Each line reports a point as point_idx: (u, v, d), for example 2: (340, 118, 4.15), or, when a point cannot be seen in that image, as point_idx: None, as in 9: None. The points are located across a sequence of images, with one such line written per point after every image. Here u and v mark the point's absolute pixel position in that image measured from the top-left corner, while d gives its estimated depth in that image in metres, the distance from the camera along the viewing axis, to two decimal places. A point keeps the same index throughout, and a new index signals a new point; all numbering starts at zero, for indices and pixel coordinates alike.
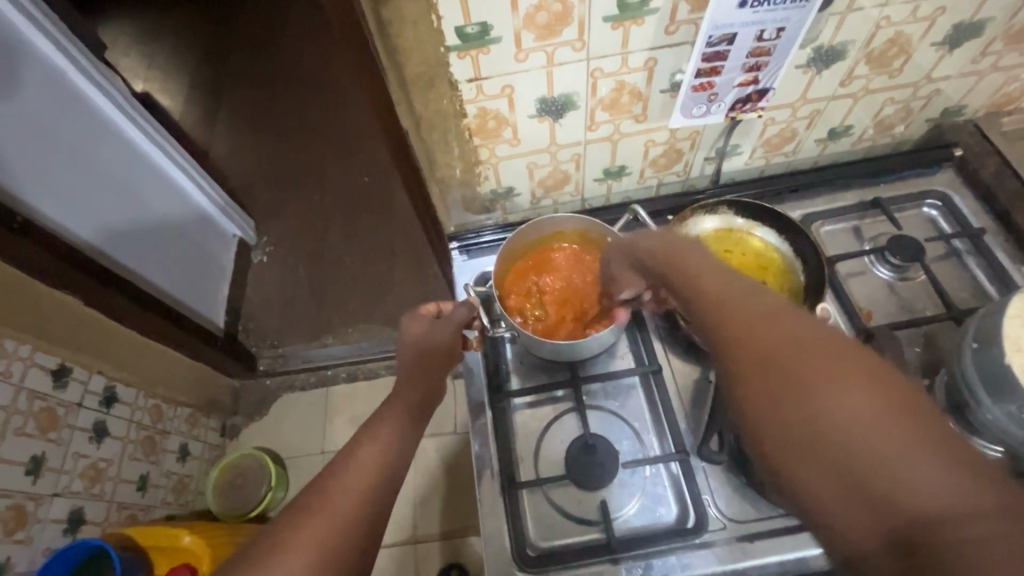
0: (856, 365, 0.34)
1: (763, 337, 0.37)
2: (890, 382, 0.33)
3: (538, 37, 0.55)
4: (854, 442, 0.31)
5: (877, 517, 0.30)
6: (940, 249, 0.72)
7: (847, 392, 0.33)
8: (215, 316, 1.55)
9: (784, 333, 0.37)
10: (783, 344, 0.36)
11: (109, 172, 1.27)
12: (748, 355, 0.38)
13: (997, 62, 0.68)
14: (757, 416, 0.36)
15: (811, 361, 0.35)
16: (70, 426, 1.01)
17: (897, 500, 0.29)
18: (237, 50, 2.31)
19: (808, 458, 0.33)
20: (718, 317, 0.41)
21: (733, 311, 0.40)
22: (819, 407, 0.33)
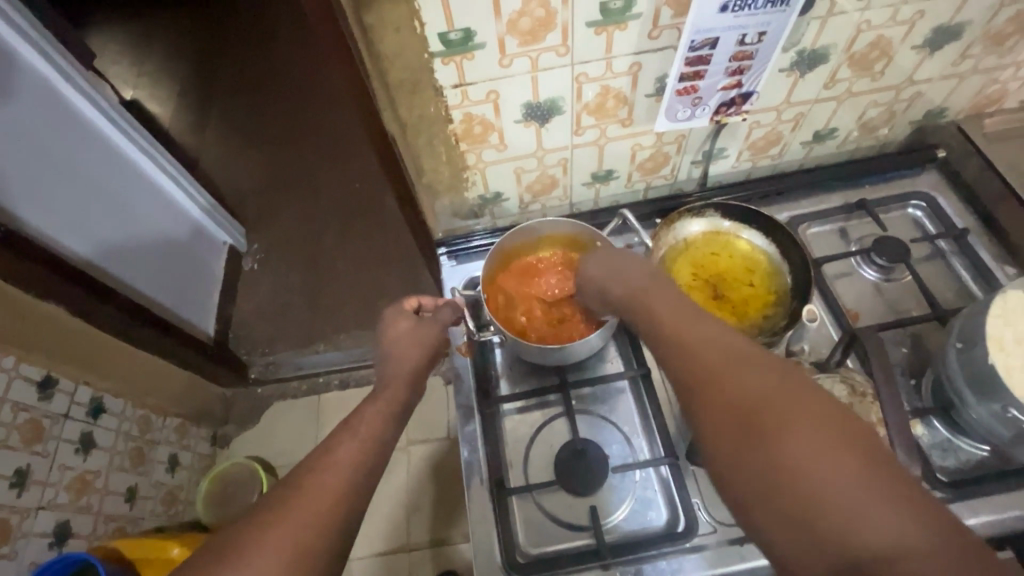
0: (808, 403, 0.36)
1: (728, 376, 0.40)
2: (844, 423, 0.35)
3: (521, 43, 0.55)
4: (807, 480, 0.33)
5: (825, 553, 0.32)
6: (926, 249, 0.73)
7: (798, 428, 0.35)
8: (206, 324, 1.54)
9: (743, 373, 0.39)
10: (746, 383, 0.39)
11: (98, 181, 1.26)
12: (712, 395, 0.40)
13: (977, 65, 0.68)
14: (719, 454, 0.38)
15: (770, 401, 0.37)
16: (56, 438, 0.99)
17: (842, 536, 0.31)
18: (227, 57, 2.30)
19: (764, 496, 0.35)
20: (686, 355, 0.43)
21: (702, 350, 0.42)
22: (778, 447, 0.35)
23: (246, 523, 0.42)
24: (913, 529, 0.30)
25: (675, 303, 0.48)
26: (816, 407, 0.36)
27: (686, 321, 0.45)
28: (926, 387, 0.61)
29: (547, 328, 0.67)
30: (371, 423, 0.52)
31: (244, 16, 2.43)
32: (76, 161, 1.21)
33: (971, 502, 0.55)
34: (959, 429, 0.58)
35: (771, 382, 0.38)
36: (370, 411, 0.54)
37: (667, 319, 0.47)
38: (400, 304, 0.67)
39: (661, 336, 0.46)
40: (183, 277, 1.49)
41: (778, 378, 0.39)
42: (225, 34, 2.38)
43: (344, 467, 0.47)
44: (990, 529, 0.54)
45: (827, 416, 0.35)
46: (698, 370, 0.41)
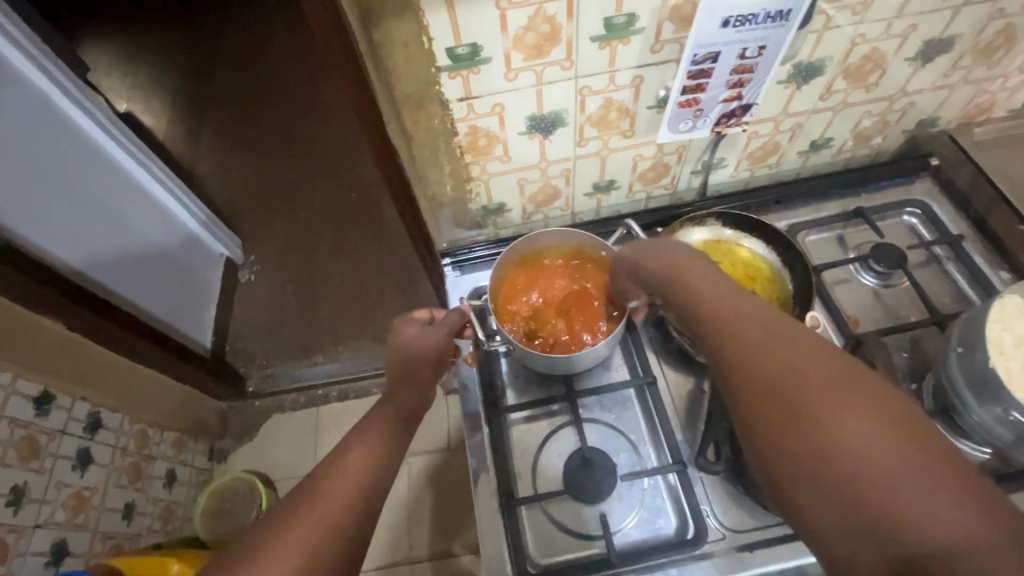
0: (864, 389, 0.35)
1: (773, 360, 0.38)
2: (900, 410, 0.34)
3: (527, 57, 0.56)
4: (861, 473, 0.32)
5: (878, 547, 0.31)
6: (922, 256, 0.74)
7: (852, 414, 0.34)
8: (202, 337, 1.53)
9: (792, 355, 0.38)
10: (793, 367, 0.37)
11: (93, 194, 1.25)
12: (757, 379, 0.38)
13: (966, 76, 0.71)
14: (764, 440, 0.37)
15: (822, 387, 0.36)
16: (53, 455, 0.98)
17: (899, 529, 0.31)
18: (222, 68, 2.31)
19: (814, 486, 0.34)
20: (726, 337, 0.41)
21: (744, 333, 0.40)
22: (827, 436, 0.34)
23: (260, 537, 0.41)
24: (974, 523, 0.29)
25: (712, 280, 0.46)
26: (870, 394, 0.35)
27: (724, 301, 0.44)
28: (927, 391, 0.62)
29: (557, 330, 0.67)
30: (382, 433, 0.52)
31: (238, 29, 2.44)
32: (71, 174, 1.20)
33: None
34: (962, 432, 0.58)
35: (821, 366, 0.37)
36: (380, 418, 0.54)
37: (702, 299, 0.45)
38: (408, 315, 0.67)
39: (697, 314, 0.44)
40: (178, 289, 1.47)
41: (828, 362, 0.37)
42: (220, 46, 2.38)
43: (356, 478, 0.47)
44: None
45: (880, 404, 0.34)
46: (740, 353, 0.40)
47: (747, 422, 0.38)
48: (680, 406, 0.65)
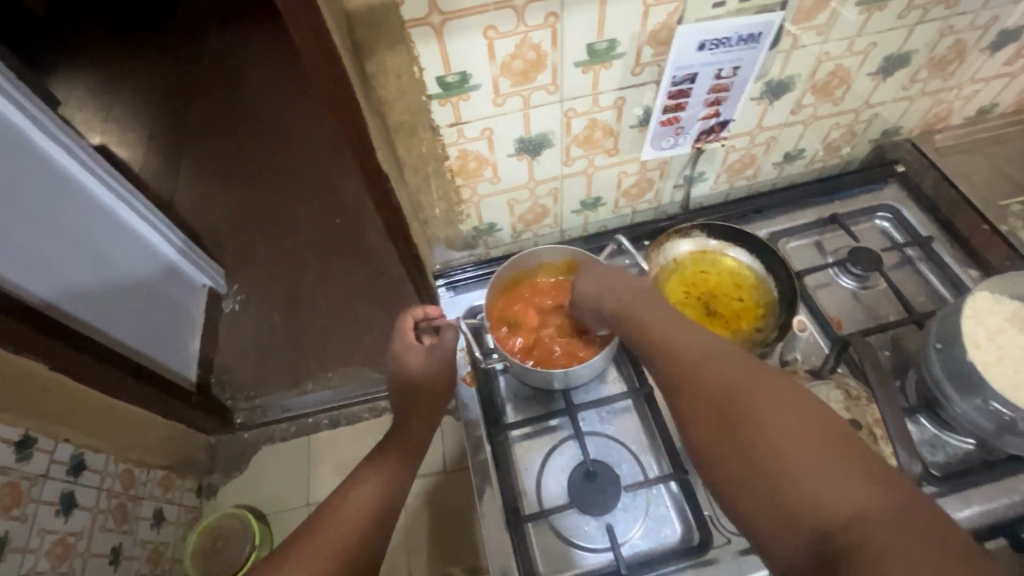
0: (788, 403, 0.41)
1: (711, 380, 0.45)
2: (814, 416, 0.40)
3: (514, 82, 0.58)
4: (787, 476, 0.38)
5: (803, 536, 0.36)
6: (896, 258, 0.78)
7: (778, 423, 0.40)
8: (187, 371, 1.50)
9: (730, 377, 0.45)
10: (728, 383, 0.44)
11: (72, 229, 1.23)
12: (697, 397, 0.45)
13: (924, 88, 0.75)
14: (703, 446, 0.43)
15: (754, 402, 0.42)
16: (35, 501, 0.94)
17: (819, 518, 0.36)
18: (199, 99, 2.30)
19: (749, 489, 0.40)
20: (676, 360, 0.48)
21: (690, 357, 0.48)
22: (755, 439, 0.40)
23: None
24: (875, 505, 0.35)
25: (670, 316, 0.54)
26: (790, 404, 0.41)
27: (678, 331, 0.51)
28: (911, 387, 0.65)
29: (551, 347, 0.69)
30: (374, 491, 0.56)
31: (215, 59, 2.44)
32: (49, 210, 1.18)
33: (962, 494, 0.58)
34: (947, 426, 0.61)
35: (751, 381, 0.44)
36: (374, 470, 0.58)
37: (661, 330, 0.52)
38: (404, 334, 0.67)
39: (655, 346, 0.51)
40: (160, 322, 1.45)
41: (755, 377, 0.44)
42: (197, 78, 2.38)
43: None
44: (983, 520, 0.57)
45: (803, 417, 0.40)
46: (684, 378, 0.47)
47: (693, 442, 0.44)
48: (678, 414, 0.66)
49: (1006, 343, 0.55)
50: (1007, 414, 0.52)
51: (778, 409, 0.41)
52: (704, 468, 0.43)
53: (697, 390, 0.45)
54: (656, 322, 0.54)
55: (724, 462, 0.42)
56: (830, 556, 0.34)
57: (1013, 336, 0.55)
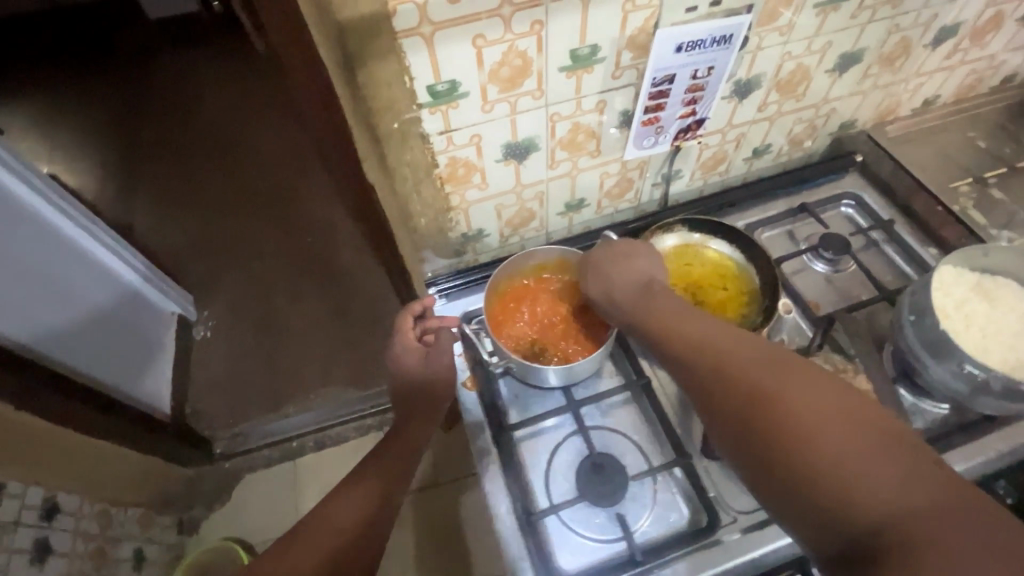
0: (827, 403, 0.42)
1: (748, 381, 0.46)
2: (856, 415, 0.41)
3: (501, 89, 0.59)
4: (827, 475, 0.39)
5: (846, 532, 0.38)
6: (862, 241, 0.83)
7: (819, 423, 0.41)
8: (161, 403, 1.44)
9: (766, 378, 0.46)
10: (765, 387, 0.45)
11: (30, 262, 1.17)
12: (735, 398, 0.46)
13: (875, 83, 0.81)
14: (746, 444, 0.45)
15: (792, 403, 0.43)
16: (6, 550, 0.88)
17: (863, 517, 0.37)
18: (153, 122, 2.23)
19: (791, 488, 0.41)
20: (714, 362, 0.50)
21: (729, 357, 0.49)
22: (801, 437, 0.41)
23: None
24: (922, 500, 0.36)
25: (701, 317, 0.55)
26: (834, 404, 0.42)
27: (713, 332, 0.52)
28: (889, 358, 0.69)
29: (552, 343, 0.69)
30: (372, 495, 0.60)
31: (169, 82, 2.36)
32: (7, 244, 1.12)
33: (942, 456, 0.62)
34: (922, 393, 0.65)
35: (793, 380, 0.45)
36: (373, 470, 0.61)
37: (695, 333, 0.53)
38: (404, 335, 0.69)
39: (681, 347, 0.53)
40: (128, 352, 1.38)
41: (799, 378, 0.45)
42: (151, 102, 2.30)
43: None
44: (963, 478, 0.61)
45: (844, 416, 0.41)
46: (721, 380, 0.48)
47: (733, 441, 0.46)
48: (675, 401, 0.68)
49: (971, 311, 0.59)
50: (979, 375, 0.56)
51: (819, 411, 0.42)
52: (747, 465, 0.45)
53: (736, 389, 0.47)
54: (688, 324, 0.55)
55: (768, 460, 0.43)
56: (878, 552, 0.36)
57: (976, 304, 0.60)
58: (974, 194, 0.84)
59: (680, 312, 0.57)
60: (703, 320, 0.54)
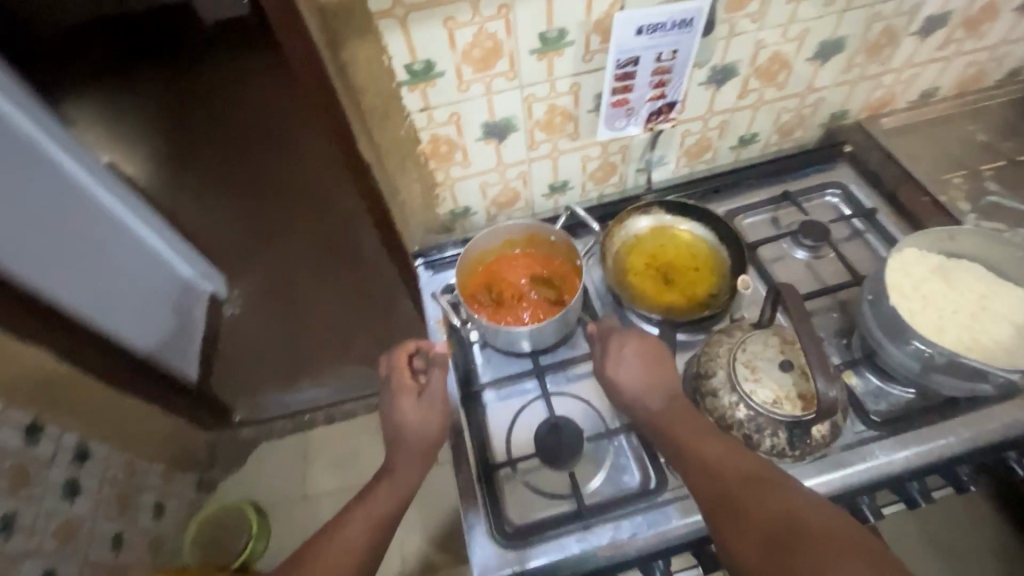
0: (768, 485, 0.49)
1: (711, 463, 0.52)
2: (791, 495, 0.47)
3: (475, 70, 0.64)
4: (778, 542, 0.44)
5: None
6: (845, 230, 0.83)
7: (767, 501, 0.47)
8: (189, 370, 1.55)
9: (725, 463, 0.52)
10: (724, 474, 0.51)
11: (81, 235, 1.30)
12: (705, 480, 0.51)
13: (864, 73, 0.81)
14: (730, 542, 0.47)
15: (740, 484, 0.49)
16: (42, 484, 1.00)
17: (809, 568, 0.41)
18: (203, 112, 2.39)
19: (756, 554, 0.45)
20: (704, 499, 0.51)
21: (716, 493, 0.50)
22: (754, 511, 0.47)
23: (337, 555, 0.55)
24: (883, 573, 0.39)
25: (677, 431, 0.56)
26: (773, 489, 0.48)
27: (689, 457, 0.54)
28: (854, 343, 0.70)
29: (524, 307, 0.73)
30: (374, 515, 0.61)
31: (218, 78, 2.52)
32: (53, 211, 1.24)
33: (900, 437, 0.62)
34: (889, 377, 0.65)
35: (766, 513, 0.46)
36: (350, 524, 0.61)
37: (678, 457, 0.55)
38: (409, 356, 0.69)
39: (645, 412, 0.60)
40: (164, 325, 1.50)
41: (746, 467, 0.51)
42: (202, 93, 2.46)
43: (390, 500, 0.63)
44: (921, 460, 0.61)
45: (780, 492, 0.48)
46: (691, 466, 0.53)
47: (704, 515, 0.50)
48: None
49: (928, 291, 0.61)
50: (926, 351, 0.57)
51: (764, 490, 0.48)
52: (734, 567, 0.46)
53: (746, 533, 0.46)
54: (673, 451, 0.56)
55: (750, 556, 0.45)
56: None
57: (933, 285, 0.61)
58: (963, 186, 0.85)
59: (663, 425, 0.58)
60: (679, 436, 0.56)
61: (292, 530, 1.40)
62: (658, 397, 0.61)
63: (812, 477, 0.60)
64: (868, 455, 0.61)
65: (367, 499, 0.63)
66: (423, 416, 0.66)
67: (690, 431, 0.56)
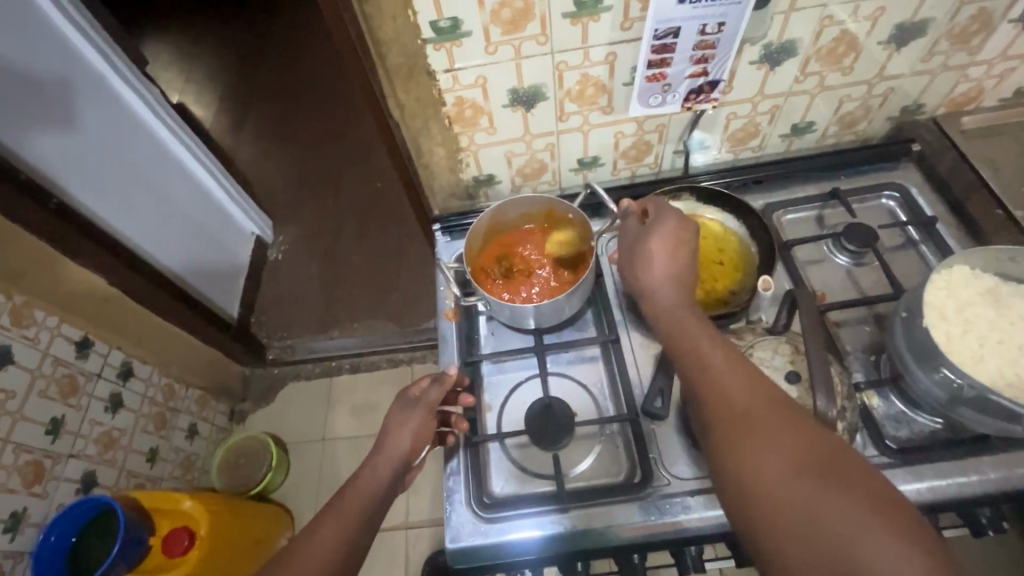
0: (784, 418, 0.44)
1: (723, 389, 0.47)
2: (809, 432, 0.43)
3: (504, 31, 0.61)
4: (782, 482, 0.40)
5: (797, 529, 0.38)
6: (897, 238, 0.76)
7: (778, 436, 0.43)
8: (230, 307, 1.64)
9: (742, 391, 0.46)
10: (738, 401, 0.46)
11: (140, 168, 1.37)
12: (717, 404, 0.47)
13: (947, 62, 0.72)
14: (732, 472, 0.44)
15: (753, 413, 0.45)
16: (89, 394, 1.09)
17: (816, 517, 0.38)
18: (266, 58, 2.43)
19: (759, 489, 0.41)
20: (712, 420, 0.46)
21: (726, 418, 0.45)
22: (765, 444, 0.43)
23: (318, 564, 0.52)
24: (897, 531, 0.36)
25: (697, 344, 0.51)
26: (791, 426, 0.43)
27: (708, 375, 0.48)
28: (884, 362, 0.64)
29: (531, 283, 0.72)
30: (359, 498, 0.57)
31: (284, 25, 2.55)
32: (116, 143, 1.30)
33: (918, 468, 0.57)
34: (914, 403, 0.60)
35: (785, 443, 0.42)
36: (324, 526, 0.55)
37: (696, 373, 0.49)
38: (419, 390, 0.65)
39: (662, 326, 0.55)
40: (210, 260, 1.58)
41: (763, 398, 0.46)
42: (268, 39, 2.50)
43: (374, 491, 0.58)
44: (936, 495, 0.56)
45: (799, 430, 0.43)
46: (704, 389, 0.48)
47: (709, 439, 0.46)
48: (646, 378, 0.68)
49: (972, 316, 0.55)
50: (956, 382, 0.52)
51: (780, 423, 0.43)
52: (731, 497, 0.43)
53: (749, 466, 0.42)
54: (689, 365, 0.50)
55: (752, 491, 0.42)
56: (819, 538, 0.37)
57: (980, 309, 0.55)
58: None
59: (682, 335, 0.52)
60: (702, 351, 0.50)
61: (311, 467, 1.49)
62: (682, 302, 0.55)
63: None
64: None
65: (341, 501, 0.57)
66: (415, 427, 0.62)
67: (713, 346, 0.50)
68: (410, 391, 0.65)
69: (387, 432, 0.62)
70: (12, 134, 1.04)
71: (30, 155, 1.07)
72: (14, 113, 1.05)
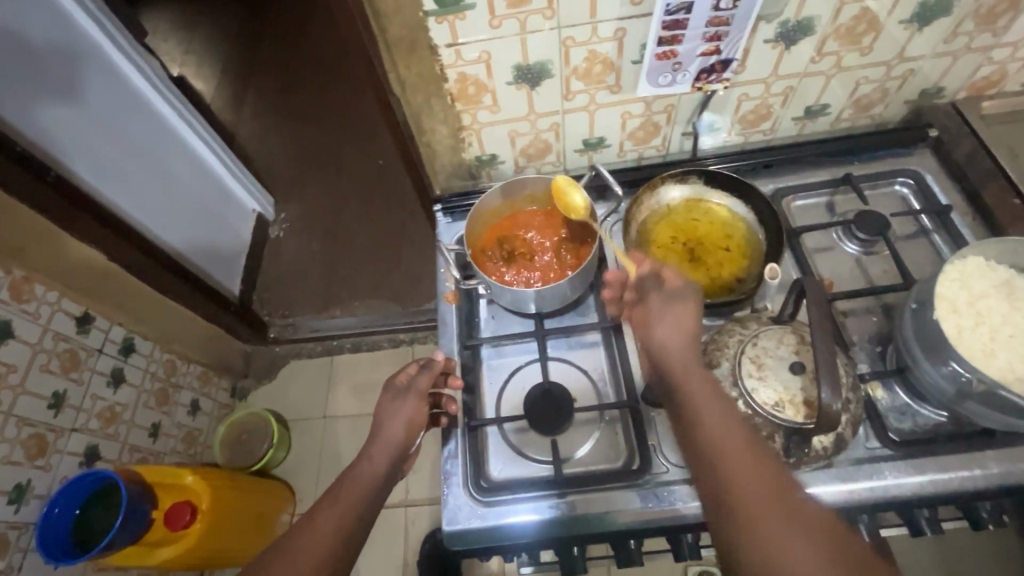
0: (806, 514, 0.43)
1: (741, 472, 0.45)
2: (831, 535, 0.41)
3: (509, 5, 0.59)
4: None
5: None
6: (909, 227, 0.75)
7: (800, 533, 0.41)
8: (231, 285, 1.64)
9: (761, 477, 0.45)
10: (757, 488, 0.44)
11: (139, 143, 1.34)
12: (734, 487, 0.45)
13: (970, 44, 0.69)
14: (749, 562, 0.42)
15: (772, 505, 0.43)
16: (90, 369, 1.10)
17: None
18: (268, 30, 2.38)
19: None
20: (728, 504, 0.45)
21: (745, 506, 0.44)
22: (788, 541, 0.41)
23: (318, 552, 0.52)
24: None
25: (716, 421, 0.49)
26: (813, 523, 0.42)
27: (726, 457, 0.47)
28: (890, 354, 0.63)
29: (533, 266, 0.71)
30: (358, 484, 0.58)
31: None
32: (114, 117, 1.28)
33: (921, 461, 0.56)
34: (920, 395, 0.59)
35: (812, 538, 0.41)
36: (321, 517, 0.55)
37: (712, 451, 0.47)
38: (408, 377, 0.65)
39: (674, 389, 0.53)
40: (211, 237, 1.57)
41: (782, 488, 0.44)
42: (270, 11, 2.45)
43: (373, 477, 0.59)
44: (938, 489, 0.55)
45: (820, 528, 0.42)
46: (721, 468, 0.46)
47: (722, 523, 0.44)
48: None
49: (984, 309, 0.54)
50: (965, 376, 0.52)
51: (801, 519, 0.42)
52: None
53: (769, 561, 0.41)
54: (707, 441, 0.48)
55: None
56: None
57: (993, 302, 0.54)
58: None
59: (697, 407, 0.50)
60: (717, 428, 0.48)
61: (312, 444, 1.50)
62: (695, 369, 0.53)
63: (812, 486, 0.56)
64: (877, 474, 0.56)
65: (339, 491, 0.58)
66: (408, 415, 0.62)
67: (731, 424, 0.49)
68: (397, 379, 0.65)
69: (382, 420, 0.63)
70: (10, 107, 1.02)
71: (26, 129, 1.05)
72: (11, 85, 1.03)
